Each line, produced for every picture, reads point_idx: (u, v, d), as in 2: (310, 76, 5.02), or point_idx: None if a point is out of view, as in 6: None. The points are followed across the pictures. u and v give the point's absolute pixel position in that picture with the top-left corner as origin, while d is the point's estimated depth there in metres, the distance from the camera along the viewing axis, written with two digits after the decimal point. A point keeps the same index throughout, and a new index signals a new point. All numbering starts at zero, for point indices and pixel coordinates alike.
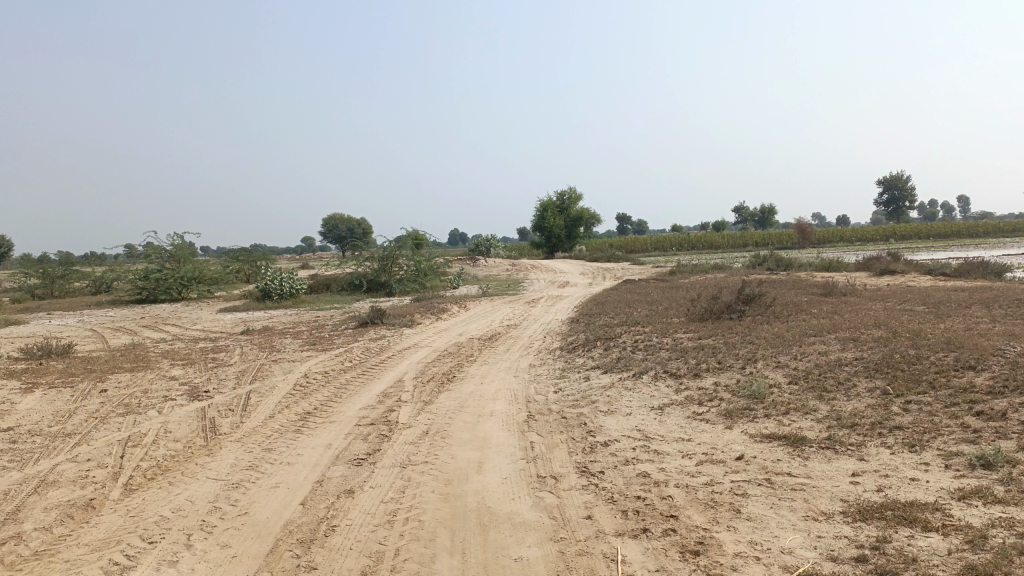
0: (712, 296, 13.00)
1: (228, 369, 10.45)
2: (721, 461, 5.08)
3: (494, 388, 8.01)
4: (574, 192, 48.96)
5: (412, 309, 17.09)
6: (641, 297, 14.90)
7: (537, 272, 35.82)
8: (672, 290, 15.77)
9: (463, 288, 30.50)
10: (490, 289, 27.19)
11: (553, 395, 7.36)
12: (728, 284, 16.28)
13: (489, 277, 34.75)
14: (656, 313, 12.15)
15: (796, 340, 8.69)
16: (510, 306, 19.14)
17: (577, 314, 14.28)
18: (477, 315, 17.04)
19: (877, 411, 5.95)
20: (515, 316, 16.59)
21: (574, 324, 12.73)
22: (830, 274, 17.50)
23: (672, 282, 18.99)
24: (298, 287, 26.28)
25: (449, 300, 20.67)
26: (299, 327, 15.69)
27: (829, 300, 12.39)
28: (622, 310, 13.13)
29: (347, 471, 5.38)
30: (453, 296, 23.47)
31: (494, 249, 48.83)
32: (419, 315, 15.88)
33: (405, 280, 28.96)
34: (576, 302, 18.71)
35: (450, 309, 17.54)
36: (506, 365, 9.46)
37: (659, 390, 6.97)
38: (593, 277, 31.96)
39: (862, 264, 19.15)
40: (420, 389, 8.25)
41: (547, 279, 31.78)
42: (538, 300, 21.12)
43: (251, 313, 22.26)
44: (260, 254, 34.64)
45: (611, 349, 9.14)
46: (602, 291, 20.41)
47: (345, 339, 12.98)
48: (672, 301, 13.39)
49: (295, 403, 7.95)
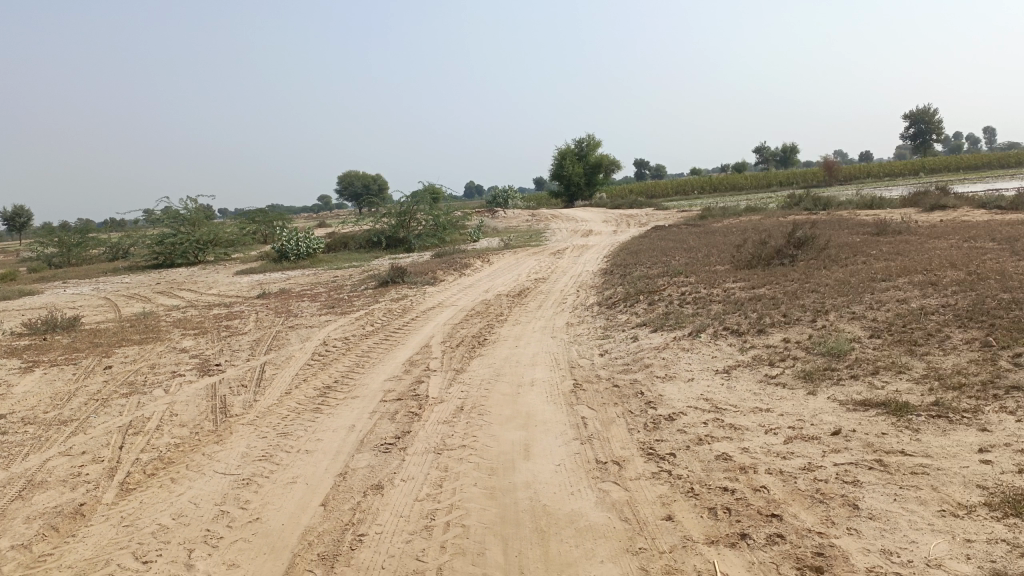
0: (757, 241, 12.07)
1: (241, 338, 9.77)
2: (814, 438, 4.27)
3: (531, 353, 7.22)
4: (593, 139, 47.56)
5: (433, 265, 16.31)
6: (676, 245, 13.99)
7: (558, 221, 34.85)
8: (709, 236, 14.83)
9: (483, 241, 29.66)
10: (511, 241, 26.35)
11: (599, 360, 6.56)
12: (768, 227, 15.30)
13: (509, 229, 33.85)
14: (697, 262, 11.27)
15: (865, 287, 7.79)
16: (536, 259, 18.30)
17: (610, 264, 13.44)
18: (503, 269, 16.22)
19: (985, 368, 5.09)
20: (542, 269, 15.78)
21: (609, 276, 11.89)
22: (877, 213, 16.42)
23: (706, 227, 18.00)
24: (315, 246, 25.60)
25: (471, 254, 19.87)
26: (317, 289, 14.99)
27: (885, 241, 11.43)
28: (659, 260, 12.26)
29: (373, 461, 4.65)
30: (475, 249, 22.65)
31: (513, 200, 47.77)
32: (442, 271, 15.11)
33: (424, 235, 28.17)
34: (605, 252, 17.83)
35: (473, 264, 16.74)
36: (541, 325, 8.66)
37: (721, 350, 6.15)
38: (617, 224, 30.95)
39: (908, 200, 18.00)
40: (449, 355, 7.49)
41: (570, 228, 30.86)
42: (564, 251, 20.27)
43: (269, 275, 21.65)
44: (276, 213, 33.96)
45: (656, 304, 8.30)
46: (631, 239, 19.47)
47: (365, 301, 12.25)
48: (712, 248, 12.49)
49: (313, 376, 7.23)
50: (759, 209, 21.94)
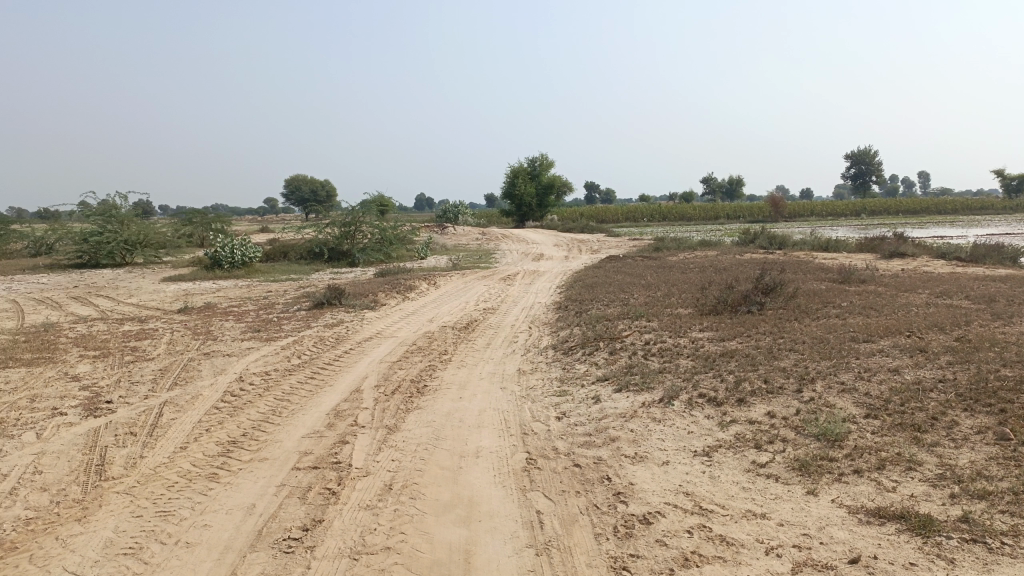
0: (721, 284, 11.37)
1: (146, 366, 8.56)
2: (828, 567, 3.43)
3: (476, 408, 6.27)
4: (547, 159, 47.05)
5: (375, 285, 15.23)
6: (634, 280, 13.24)
7: (508, 241, 34.04)
8: (668, 272, 14.15)
9: (430, 258, 28.58)
10: (460, 261, 25.35)
11: (555, 424, 5.65)
12: (727, 266, 14.72)
13: (458, 247, 32.85)
14: (659, 304, 10.49)
15: (846, 349, 7.09)
16: (485, 284, 17.35)
17: (564, 297, 12.59)
18: (449, 294, 15.22)
19: (1008, 470, 4.35)
20: (492, 296, 14.86)
21: (564, 312, 11.03)
22: (836, 257, 15.97)
23: (662, 260, 17.32)
24: (252, 254, 24.16)
25: (417, 273, 18.85)
26: (245, 307, 13.74)
27: (854, 291, 10.85)
28: (618, 297, 11.44)
29: (269, 567, 3.63)
30: (422, 269, 21.58)
31: (463, 216, 46.81)
32: (384, 293, 14.05)
33: (369, 248, 26.96)
34: (557, 280, 16.98)
35: (418, 286, 15.69)
36: (489, 370, 7.70)
37: (699, 423, 5.30)
38: (568, 249, 30.25)
39: (866, 245, 17.64)
40: (382, 405, 6.48)
41: (520, 250, 30.07)
42: (514, 276, 19.40)
43: (198, 284, 20.18)
44: (214, 216, 32.29)
45: (619, 354, 7.44)
46: (585, 268, 18.68)
47: (295, 325, 11.11)
48: (674, 288, 11.74)
49: (217, 425, 6.13)
50: (714, 243, 21.49)
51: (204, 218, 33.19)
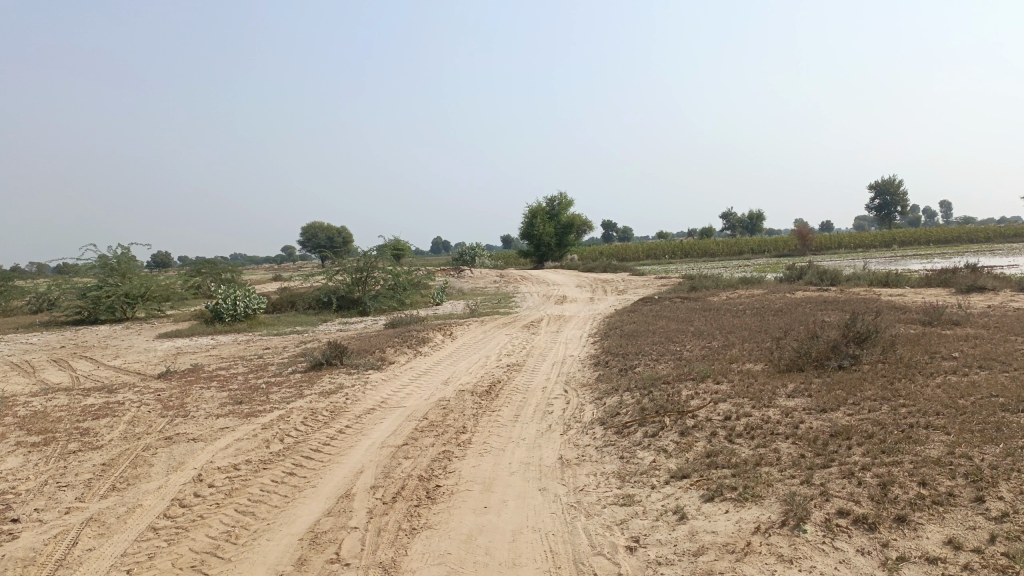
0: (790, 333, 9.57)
1: (89, 458, 6.81)
2: None
3: (508, 529, 4.43)
4: (564, 198, 45.50)
5: (384, 339, 13.50)
6: (681, 328, 11.42)
7: (528, 284, 32.34)
8: (717, 317, 12.34)
9: (447, 304, 26.89)
10: (478, 307, 23.63)
11: (627, 562, 3.81)
12: (783, 309, 12.88)
13: (476, 291, 31.17)
14: (721, 360, 8.66)
15: (1007, 424, 5.22)
16: (508, 333, 15.57)
17: (603, 350, 10.77)
18: (468, 348, 13.44)
19: None
20: (516, 348, 13.09)
21: (605, 370, 9.22)
22: (904, 296, 14.08)
23: (704, 303, 15.48)
24: (256, 306, 22.60)
25: (431, 323, 17.13)
26: (235, 369, 12.02)
27: (955, 337, 8.99)
28: (669, 350, 9.63)
29: None
30: (437, 317, 19.88)
31: (480, 259, 45.28)
32: (393, 349, 12.32)
33: (382, 295, 25.33)
34: (588, 328, 15.18)
35: (432, 339, 13.95)
36: (522, 459, 5.88)
37: (852, 565, 3.46)
38: (592, 290, 28.48)
39: (933, 279, 15.75)
40: (377, 524, 4.67)
41: (541, 293, 28.34)
42: (539, 323, 17.63)
43: (195, 342, 18.58)
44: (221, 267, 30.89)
45: (694, 435, 5.62)
46: (616, 313, 16.87)
47: (286, 394, 9.36)
48: (732, 340, 9.95)
49: (145, 563, 4.34)
50: (755, 282, 19.65)
51: (211, 269, 31.69)
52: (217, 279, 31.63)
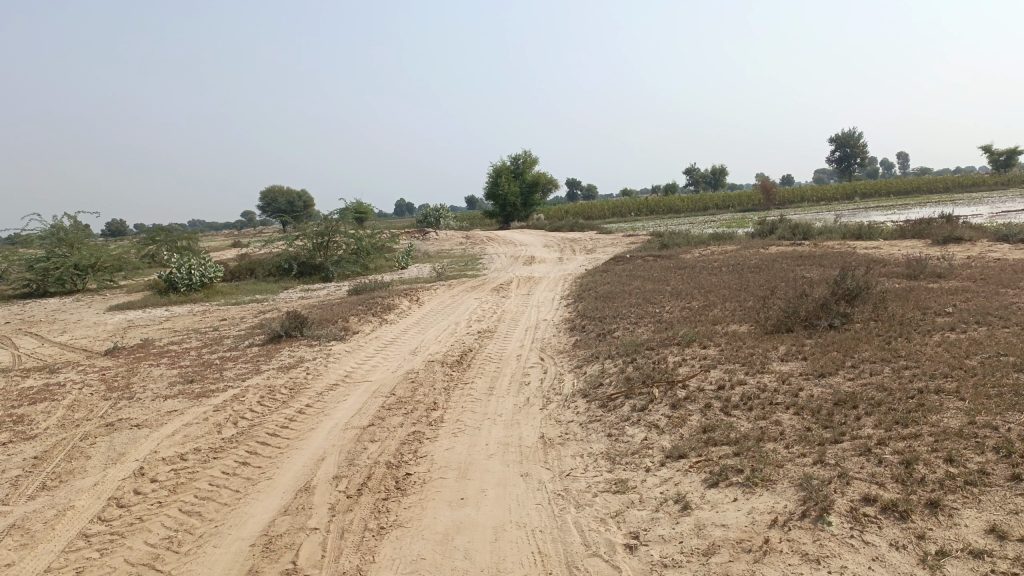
0: (773, 291, 9.18)
1: (20, 451, 6.15)
2: None
3: (490, 525, 3.92)
4: (529, 157, 44.68)
5: (348, 307, 12.85)
6: (658, 289, 10.96)
7: (494, 245, 31.73)
8: (694, 276, 11.90)
9: (412, 268, 26.18)
10: (445, 270, 23.01)
11: (629, 564, 3.33)
12: (761, 266, 12.49)
13: (442, 253, 30.47)
14: (704, 322, 8.22)
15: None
16: (477, 297, 15.01)
17: (578, 312, 10.28)
18: (437, 314, 12.87)
19: None
20: (487, 313, 12.55)
21: (582, 335, 8.72)
22: (881, 250, 13.77)
23: (678, 260, 15.04)
24: (213, 274, 21.69)
25: (397, 288, 16.48)
26: (188, 344, 11.30)
27: (944, 290, 8.64)
28: (648, 312, 9.16)
29: None
30: (403, 281, 19.22)
31: (445, 220, 44.44)
32: (357, 318, 11.68)
33: (344, 260, 24.53)
34: (560, 289, 14.68)
35: (398, 305, 13.33)
36: (501, 438, 5.37)
37: (888, 564, 3.02)
38: (561, 250, 27.96)
39: (907, 230, 15.48)
40: (340, 523, 4.13)
41: (508, 254, 27.77)
42: (508, 285, 17.08)
43: (149, 314, 17.72)
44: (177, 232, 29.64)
45: (688, 407, 5.14)
46: (588, 273, 16.36)
47: (241, 369, 8.71)
48: (713, 299, 9.51)
49: None
50: (727, 238, 19.29)
51: (167, 236, 30.30)
52: (173, 244, 30.41)
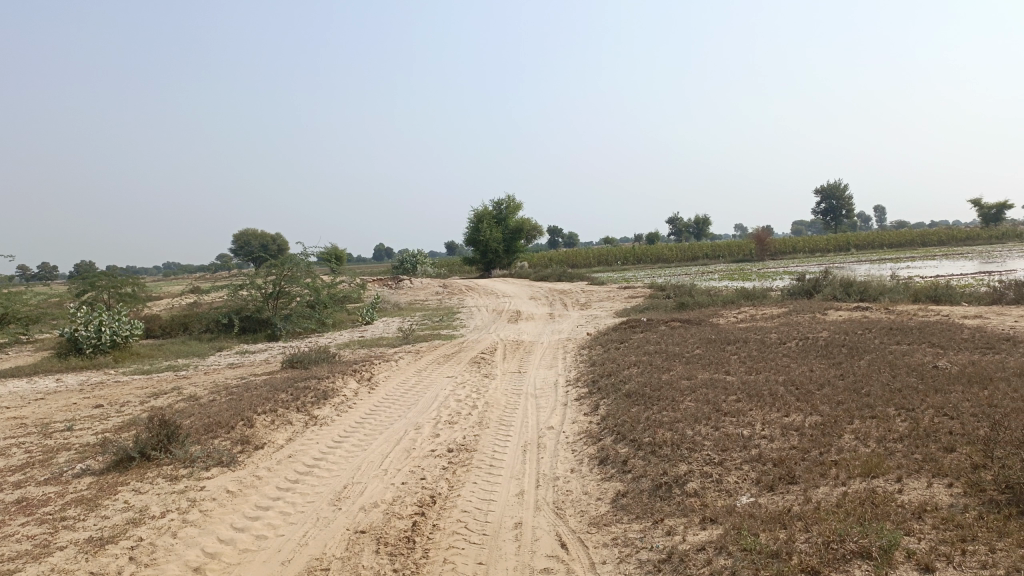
0: (939, 415, 5.56)
1: None
2: None
3: None
4: (513, 202, 41.33)
5: (266, 394, 9.06)
6: (719, 385, 7.33)
7: (475, 295, 28.15)
8: (761, 364, 8.31)
9: (379, 323, 22.45)
10: (415, 328, 19.26)
11: None
12: (848, 348, 8.93)
13: (414, 305, 26.72)
14: (854, 476, 4.57)
15: None
16: (450, 374, 11.24)
17: (605, 425, 6.58)
18: (391, 406, 9.09)
19: None
20: (463, 405, 8.84)
21: (627, 486, 5.02)
22: (992, 321, 10.26)
23: (715, 330, 11.45)
24: (128, 331, 17.79)
25: (348, 358, 12.72)
26: (6, 457, 7.44)
27: None
28: (732, 438, 5.47)
29: None
30: (360, 347, 15.52)
31: (421, 267, 40.79)
32: (270, 420, 7.91)
33: (297, 314, 20.71)
34: (562, 365, 11.02)
35: (339, 391, 9.56)
36: None
37: None
38: (550, 304, 24.34)
39: (1004, 295, 12.06)
40: None
41: (490, 307, 24.18)
42: (492, 354, 13.41)
43: (27, 386, 13.72)
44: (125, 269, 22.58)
45: None
46: (595, 341, 12.77)
47: (19, 546, 4.88)
48: (831, 416, 5.85)
49: None
50: (757, 297, 15.83)
51: (110, 279, 22.56)
52: (116, 293, 22.67)
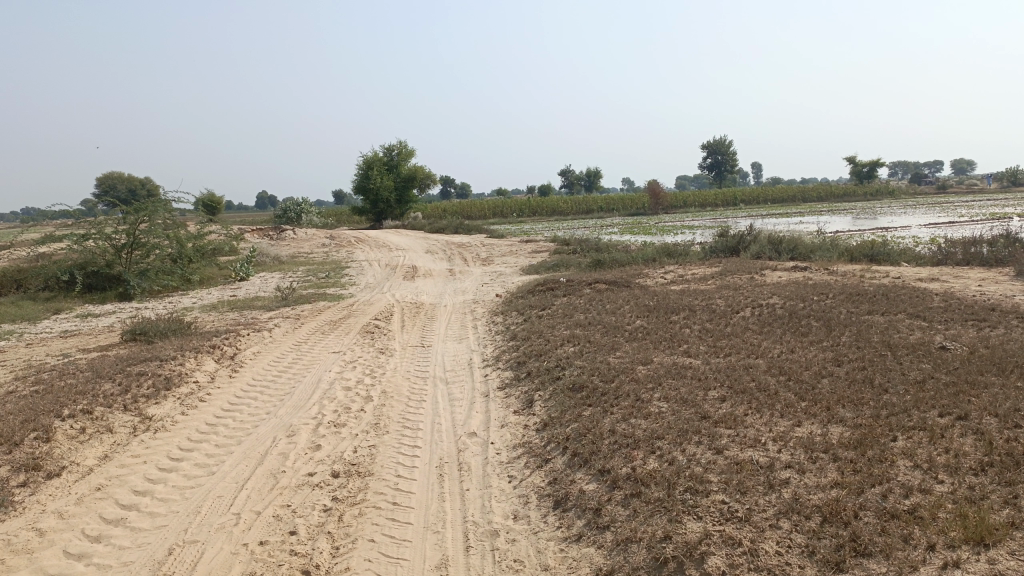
0: (1012, 429, 4.14)
1: None
2: None
3: None
4: (406, 148, 38.74)
5: (83, 384, 6.76)
6: (688, 374, 5.71)
7: (366, 248, 25.80)
8: (725, 342, 6.78)
9: (255, 279, 19.88)
10: (297, 285, 16.90)
11: None
12: (817, 319, 7.56)
13: (297, 258, 24.12)
14: (959, 546, 3.03)
15: None
16: (337, 348, 9.17)
17: (552, 437, 4.83)
18: (258, 399, 7.00)
19: None
20: (354, 394, 6.90)
21: (609, 560, 3.31)
22: (955, 285, 9.15)
23: (650, 294, 9.92)
24: None
25: (210, 328, 10.41)
26: None
27: None
28: (746, 467, 3.84)
29: None
30: (229, 310, 13.11)
31: (307, 216, 37.75)
32: (79, 428, 5.72)
33: (156, 270, 17.84)
34: (474, 337, 9.20)
35: (190, 378, 7.38)
36: None
37: None
38: (448, 259, 22.41)
39: (949, 257, 11.13)
40: None
41: (383, 261, 21.99)
42: (387, 320, 11.42)
43: None
44: None
45: None
46: (509, 305, 11.01)
47: None
48: (863, 430, 4.34)
49: None
50: (678, 254, 14.48)
51: None
52: None
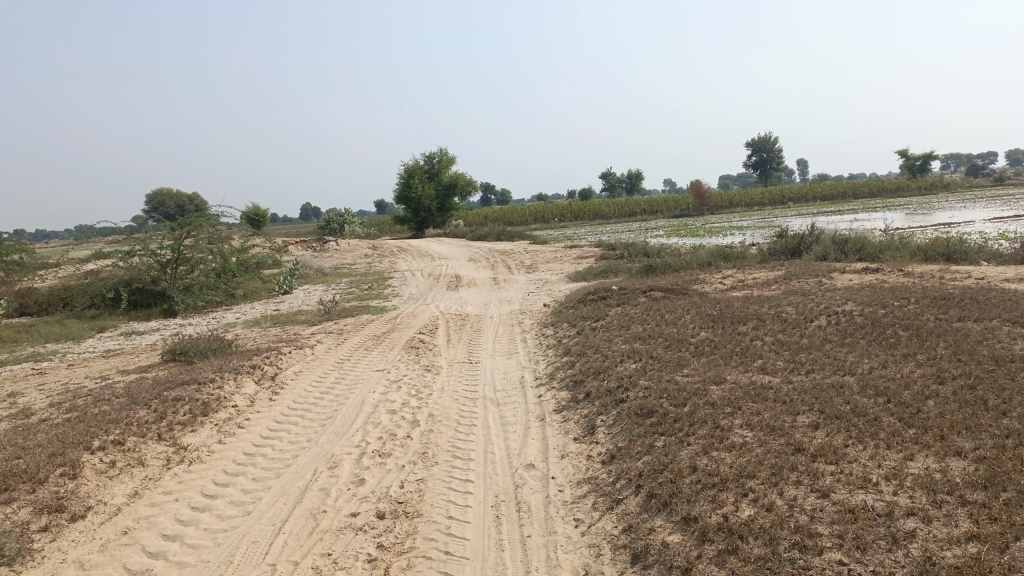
0: None
1: None
2: None
3: None
4: (447, 156, 38.53)
5: (117, 412, 6.41)
6: (769, 395, 5.10)
7: (408, 258, 25.51)
8: (804, 356, 6.14)
9: (299, 292, 19.68)
10: (340, 298, 16.59)
11: None
12: (903, 327, 6.86)
13: (340, 270, 23.92)
14: None
15: None
16: (381, 366, 8.74)
17: (621, 472, 4.28)
18: (299, 424, 6.57)
19: None
20: (400, 418, 6.43)
21: None
22: None
23: (711, 302, 9.29)
24: None
25: (251, 346, 10.08)
26: None
27: None
28: (861, 516, 3.24)
29: None
30: (272, 325, 12.81)
31: (350, 226, 37.72)
32: (108, 462, 5.34)
33: (200, 285, 17.73)
34: (524, 352, 8.68)
35: (228, 402, 6.99)
36: None
37: None
38: (492, 267, 21.96)
39: None
40: None
41: (426, 271, 21.63)
42: (432, 333, 10.97)
43: None
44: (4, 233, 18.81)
45: None
46: (559, 316, 10.46)
47: None
48: (991, 464, 3.70)
49: None
50: (734, 258, 13.78)
51: None
52: None
